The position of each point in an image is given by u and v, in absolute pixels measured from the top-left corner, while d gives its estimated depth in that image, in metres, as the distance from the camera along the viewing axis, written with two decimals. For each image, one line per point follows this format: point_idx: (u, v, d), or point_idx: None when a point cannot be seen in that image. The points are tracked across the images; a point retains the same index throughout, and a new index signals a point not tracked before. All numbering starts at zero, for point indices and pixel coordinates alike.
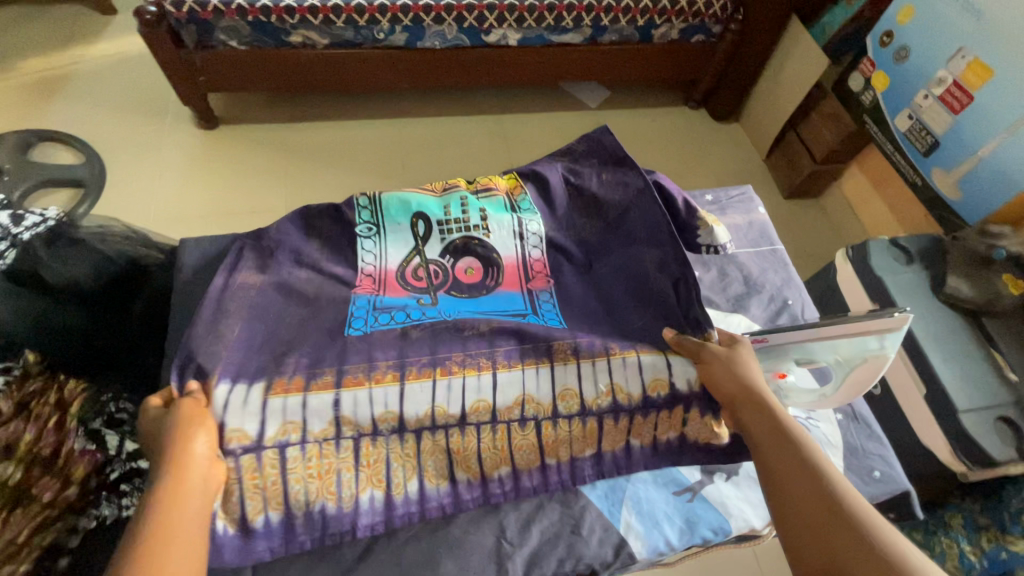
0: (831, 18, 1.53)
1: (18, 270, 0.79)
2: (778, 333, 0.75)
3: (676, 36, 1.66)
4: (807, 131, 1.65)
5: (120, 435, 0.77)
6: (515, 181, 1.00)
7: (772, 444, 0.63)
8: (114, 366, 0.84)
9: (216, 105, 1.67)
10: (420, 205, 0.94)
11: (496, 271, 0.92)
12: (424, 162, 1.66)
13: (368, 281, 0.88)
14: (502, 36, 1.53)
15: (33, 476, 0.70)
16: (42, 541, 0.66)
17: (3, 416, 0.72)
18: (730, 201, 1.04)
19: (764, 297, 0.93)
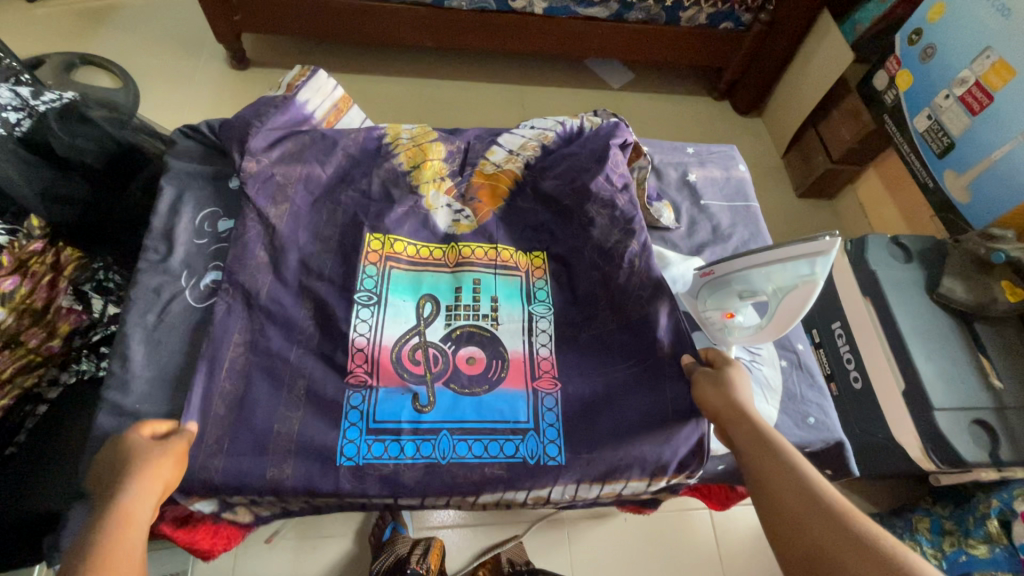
0: (864, 14, 1.51)
1: (31, 139, 0.78)
2: (720, 265, 0.70)
3: (703, 21, 1.65)
4: (826, 129, 1.63)
5: (104, 301, 0.90)
6: (540, 263, 0.86)
7: (765, 462, 0.60)
8: (103, 241, 0.89)
9: (249, 47, 1.73)
10: (431, 285, 0.82)
11: (500, 364, 0.77)
12: (442, 123, 1.71)
13: (359, 364, 0.74)
14: (528, 3, 1.55)
15: (24, 324, 0.78)
16: (22, 382, 0.79)
17: (10, 267, 0.74)
18: (711, 155, 1.02)
19: (729, 248, 0.91)
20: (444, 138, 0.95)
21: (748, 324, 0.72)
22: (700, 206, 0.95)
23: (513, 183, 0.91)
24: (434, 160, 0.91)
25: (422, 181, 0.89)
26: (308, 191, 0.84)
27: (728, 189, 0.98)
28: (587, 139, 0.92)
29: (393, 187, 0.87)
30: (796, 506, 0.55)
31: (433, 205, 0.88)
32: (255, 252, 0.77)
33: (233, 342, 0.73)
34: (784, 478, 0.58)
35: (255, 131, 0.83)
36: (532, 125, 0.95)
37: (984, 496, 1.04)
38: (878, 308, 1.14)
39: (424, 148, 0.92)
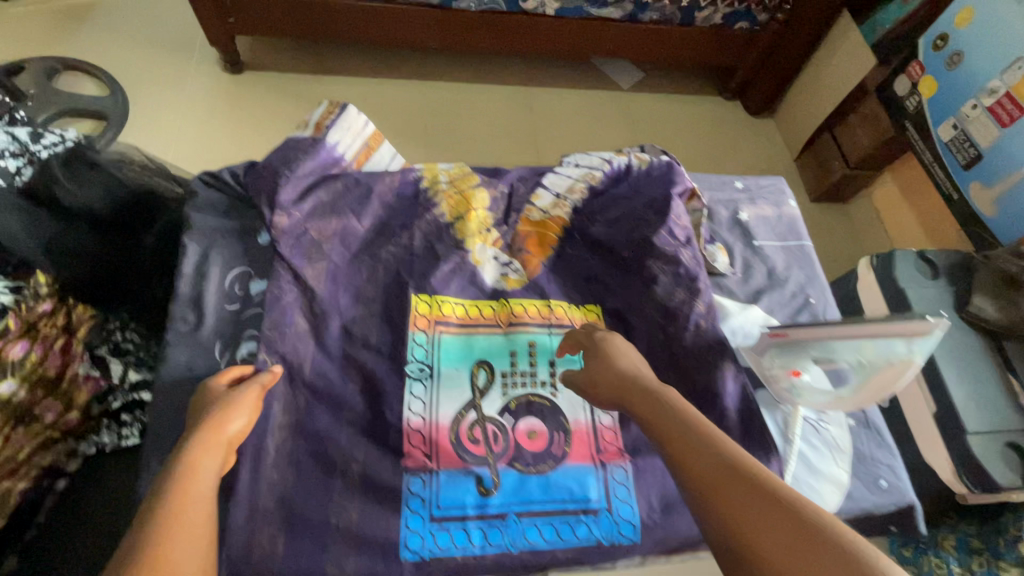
0: (883, 16, 1.46)
1: (34, 188, 0.77)
2: (796, 329, 0.74)
3: (719, 21, 1.60)
4: (842, 133, 1.60)
5: (124, 365, 0.82)
6: (594, 315, 0.82)
7: (675, 435, 0.56)
8: (119, 293, 0.83)
9: (243, 49, 1.64)
10: (484, 349, 0.78)
11: (563, 437, 0.74)
12: (448, 130, 1.64)
13: (416, 445, 0.71)
14: (540, 4, 1.48)
15: (37, 396, 0.73)
16: (41, 462, 0.74)
17: (15, 331, 0.70)
18: (760, 191, 1.00)
19: (787, 293, 0.88)
20: (487, 184, 0.90)
21: (819, 390, 0.75)
22: (753, 246, 0.92)
23: (562, 232, 0.87)
24: (479, 209, 0.87)
25: (468, 233, 0.84)
26: (346, 247, 0.79)
27: (781, 227, 0.95)
28: (633, 181, 0.91)
29: (438, 241, 0.83)
30: (717, 476, 0.51)
31: (480, 259, 0.84)
32: (294, 319, 0.73)
33: (277, 425, 0.68)
34: (699, 447, 0.53)
35: (286, 181, 0.78)
36: (577, 165, 0.91)
37: (1014, 518, 1.05)
38: None
39: (468, 195, 0.87)
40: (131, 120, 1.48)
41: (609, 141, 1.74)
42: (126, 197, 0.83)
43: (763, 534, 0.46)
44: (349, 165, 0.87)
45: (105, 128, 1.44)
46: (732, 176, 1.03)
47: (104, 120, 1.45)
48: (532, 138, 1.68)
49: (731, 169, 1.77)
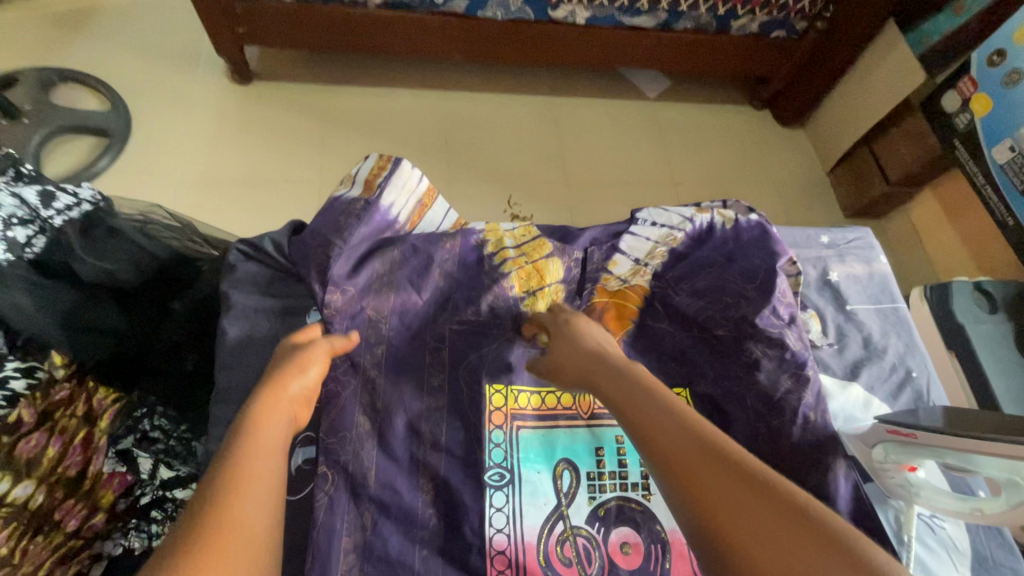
0: (932, 26, 1.40)
1: (49, 260, 0.75)
2: (926, 433, 0.64)
3: (755, 30, 1.52)
4: (882, 149, 1.54)
5: (152, 459, 0.79)
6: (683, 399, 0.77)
7: (635, 409, 0.53)
8: (148, 372, 0.81)
9: (251, 57, 1.55)
10: (566, 447, 0.74)
11: (661, 551, 0.68)
12: (469, 144, 1.56)
13: (501, 569, 0.65)
14: (569, 12, 1.40)
15: (57, 499, 0.73)
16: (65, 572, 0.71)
17: (27, 426, 0.73)
18: (848, 247, 0.93)
19: (887, 366, 0.81)
20: (560, 251, 0.84)
21: (945, 493, 0.66)
22: (845, 310, 0.86)
23: (642, 305, 0.81)
24: (551, 284, 0.81)
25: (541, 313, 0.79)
26: (405, 324, 0.76)
27: (874, 289, 0.88)
28: (718, 245, 0.84)
29: (507, 316, 0.79)
30: (691, 453, 0.48)
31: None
32: (354, 417, 0.69)
33: (344, 548, 0.63)
34: (670, 421, 0.51)
35: (337, 255, 0.73)
36: (657, 225, 0.85)
37: None
38: (967, 368, 1.07)
39: (541, 267, 0.81)
40: (135, 135, 1.39)
41: (636, 153, 1.66)
42: (153, 268, 0.81)
43: (742, 514, 0.44)
44: (401, 228, 0.82)
45: (108, 145, 1.36)
46: (816, 228, 0.96)
47: (107, 137, 1.36)
48: (558, 152, 1.60)
49: (763, 184, 1.70)
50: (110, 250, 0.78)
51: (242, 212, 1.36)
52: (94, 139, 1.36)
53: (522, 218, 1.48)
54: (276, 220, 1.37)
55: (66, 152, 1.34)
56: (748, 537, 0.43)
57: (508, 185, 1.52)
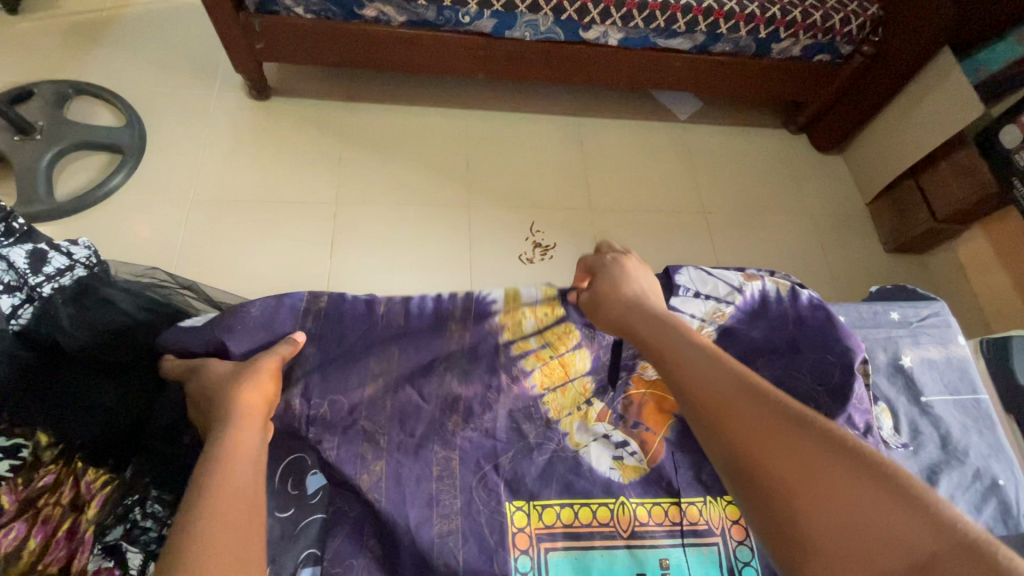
0: (989, 55, 1.32)
1: (36, 334, 0.75)
2: None
3: (796, 53, 1.44)
4: (929, 181, 1.44)
5: (143, 554, 0.66)
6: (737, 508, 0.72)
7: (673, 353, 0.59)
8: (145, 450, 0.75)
9: (269, 73, 1.50)
10: (603, 570, 0.68)
11: None
12: (491, 166, 1.50)
13: None
14: (601, 34, 1.33)
15: None
16: None
17: (7, 516, 0.67)
18: (921, 323, 0.87)
19: (967, 471, 0.75)
20: (591, 337, 0.76)
21: None
22: (920, 404, 0.80)
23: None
24: (576, 380, 0.76)
25: (562, 412, 0.76)
26: (407, 432, 0.72)
27: (950, 376, 0.82)
28: (775, 323, 0.80)
29: (525, 421, 0.75)
30: (732, 399, 0.52)
31: (581, 442, 0.75)
32: (362, 542, 0.69)
33: None
34: (710, 368, 0.55)
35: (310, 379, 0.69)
36: (706, 298, 0.78)
37: None
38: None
39: (567, 362, 0.75)
40: (149, 152, 1.36)
41: (665, 179, 1.58)
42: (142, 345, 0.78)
43: (779, 451, 0.47)
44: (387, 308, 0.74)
45: (121, 162, 1.32)
46: (884, 301, 0.90)
47: (120, 153, 1.33)
48: (583, 176, 1.54)
49: (798, 214, 1.61)
50: (89, 318, 0.76)
51: (253, 235, 1.31)
52: (109, 156, 1.33)
53: (543, 246, 1.42)
54: (287, 243, 1.31)
55: (77, 168, 1.31)
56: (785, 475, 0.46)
57: (529, 211, 1.46)
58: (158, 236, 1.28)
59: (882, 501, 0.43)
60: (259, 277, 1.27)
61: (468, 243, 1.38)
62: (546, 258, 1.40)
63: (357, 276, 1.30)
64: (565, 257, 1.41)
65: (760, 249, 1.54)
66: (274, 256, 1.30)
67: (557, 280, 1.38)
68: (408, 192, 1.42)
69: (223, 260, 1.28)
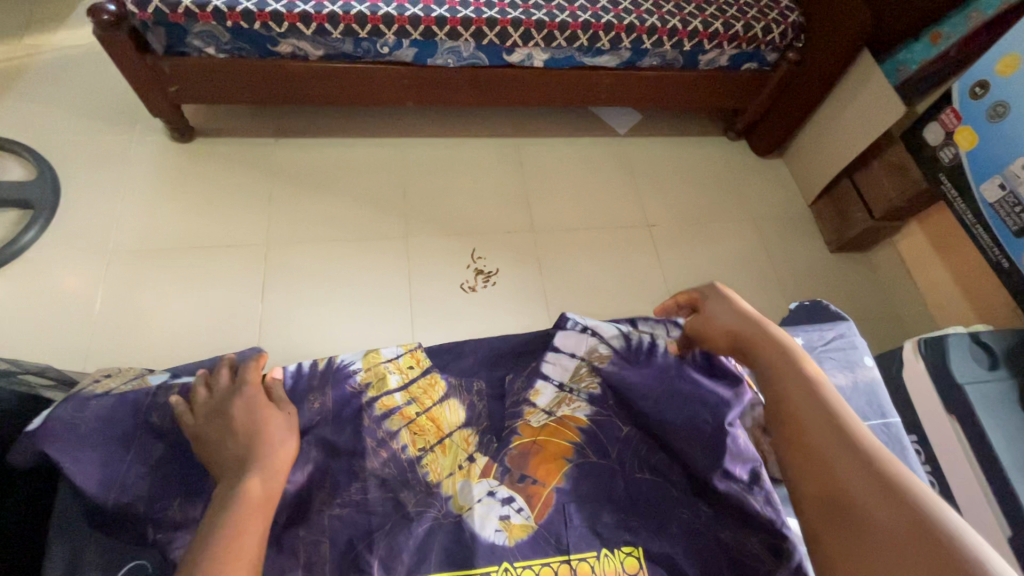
0: (908, 55, 1.33)
1: None
2: None
3: (724, 63, 1.45)
4: (864, 181, 1.46)
5: None
6: (637, 561, 0.61)
7: (774, 373, 0.62)
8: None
9: (193, 114, 1.46)
10: None
11: None
12: (429, 193, 1.47)
13: None
14: (526, 56, 1.31)
15: None
16: None
17: None
18: (826, 348, 0.82)
19: None
20: (457, 389, 0.79)
21: None
22: None
23: (579, 437, 0.71)
24: (453, 434, 0.74)
25: (443, 473, 0.70)
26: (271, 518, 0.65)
27: (859, 401, 0.77)
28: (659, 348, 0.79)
29: (403, 489, 0.68)
30: (822, 440, 0.54)
31: (464, 504, 0.66)
32: None
33: None
34: (810, 402, 0.58)
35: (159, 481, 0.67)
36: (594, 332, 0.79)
37: None
38: (968, 431, 0.97)
39: (435, 416, 0.75)
40: (65, 204, 1.30)
41: (607, 195, 1.57)
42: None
43: (854, 487, 0.50)
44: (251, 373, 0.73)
45: (32, 218, 1.26)
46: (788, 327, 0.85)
47: (30, 209, 1.26)
48: (523, 197, 1.52)
49: (741, 221, 1.61)
50: None
51: (177, 284, 1.25)
52: (18, 212, 1.26)
53: (485, 273, 1.39)
54: (215, 290, 1.26)
55: None
56: (855, 522, 0.48)
57: (469, 237, 1.43)
58: (71, 294, 1.21)
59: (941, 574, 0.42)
60: (184, 328, 1.21)
61: (407, 275, 1.35)
62: (488, 285, 1.37)
63: (290, 319, 1.25)
64: (509, 283, 1.38)
65: (705, 258, 1.53)
66: (198, 304, 1.24)
67: (499, 307, 1.34)
68: (342, 227, 1.38)
69: (143, 314, 1.21)
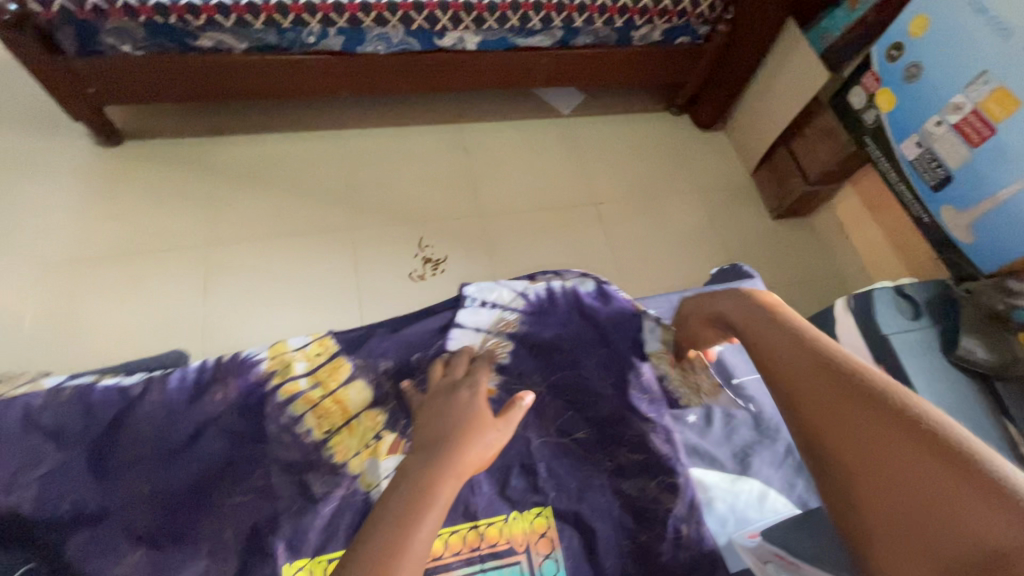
0: (830, 22, 1.36)
1: None
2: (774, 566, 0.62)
3: (658, 39, 1.46)
4: (799, 147, 1.50)
5: None
6: (545, 520, 0.77)
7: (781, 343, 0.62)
8: None
9: (120, 116, 1.40)
10: None
11: None
12: (372, 185, 1.45)
13: None
14: (458, 39, 1.30)
15: None
16: None
17: None
18: None
19: (781, 447, 0.83)
20: (364, 369, 0.82)
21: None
22: (735, 385, 0.86)
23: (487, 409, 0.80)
24: (359, 415, 0.81)
25: (349, 454, 0.79)
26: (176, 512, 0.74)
27: None
28: (562, 319, 0.85)
29: (308, 473, 0.78)
30: (829, 392, 0.55)
31: (371, 483, 0.78)
32: None
33: None
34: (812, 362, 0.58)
35: (48, 484, 0.71)
36: (495, 305, 0.83)
37: None
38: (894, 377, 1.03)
39: (340, 400, 0.80)
40: None
41: (553, 175, 1.58)
42: None
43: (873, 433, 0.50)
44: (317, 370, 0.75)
45: None
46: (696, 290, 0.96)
47: None
48: (469, 183, 1.51)
49: (686, 194, 1.64)
50: None
51: (113, 294, 1.22)
52: None
53: (434, 261, 1.38)
54: (153, 297, 1.22)
55: None
56: (873, 464, 0.49)
57: (416, 226, 1.42)
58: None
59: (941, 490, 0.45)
60: (121, 336, 1.18)
61: (354, 267, 1.34)
62: (437, 273, 1.37)
63: (235, 321, 1.23)
64: (458, 270, 1.38)
65: (651, 232, 1.56)
66: (136, 312, 1.21)
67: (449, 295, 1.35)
68: (285, 224, 1.36)
69: (76, 325, 1.17)
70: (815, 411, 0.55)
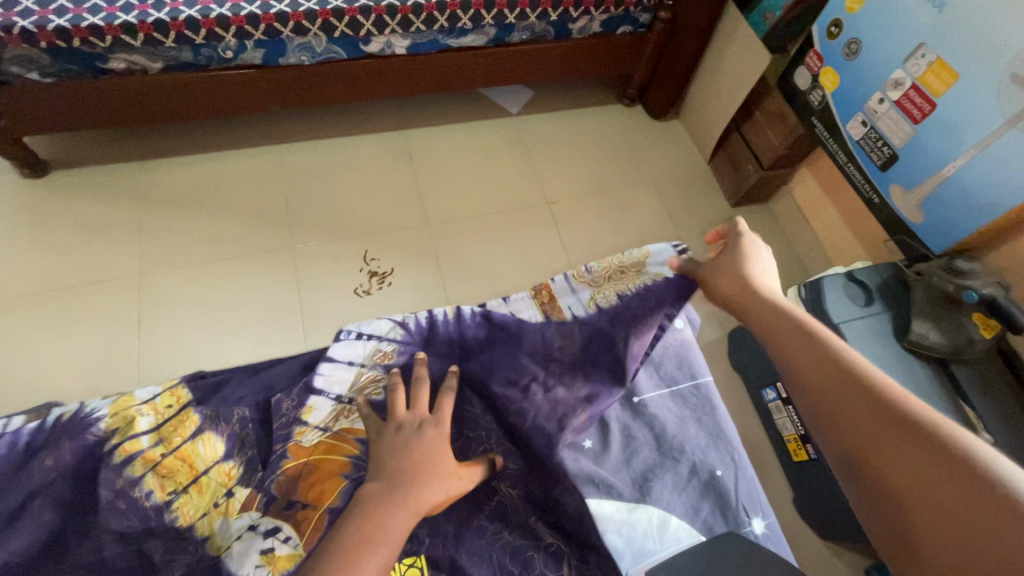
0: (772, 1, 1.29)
1: None
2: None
3: (598, 29, 1.42)
4: (751, 132, 1.47)
5: None
6: (419, 570, 0.75)
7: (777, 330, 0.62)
8: None
9: (44, 146, 1.35)
10: None
11: None
12: (313, 199, 1.41)
13: None
14: (386, 44, 1.26)
15: None
16: None
17: None
18: None
19: (682, 470, 0.82)
20: (213, 421, 0.82)
21: None
22: (635, 404, 0.88)
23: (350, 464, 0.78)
24: (210, 471, 0.78)
25: (195, 516, 0.75)
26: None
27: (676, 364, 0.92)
28: (443, 350, 0.88)
29: (147, 540, 0.73)
30: (827, 384, 0.55)
31: (222, 546, 0.73)
32: None
33: None
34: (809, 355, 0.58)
35: None
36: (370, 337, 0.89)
37: None
38: None
39: (184, 455, 0.78)
40: None
41: (502, 176, 1.54)
42: None
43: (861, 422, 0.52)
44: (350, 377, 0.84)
45: None
46: None
47: None
48: (414, 191, 1.47)
49: (642, 187, 1.60)
50: None
51: (40, 332, 1.17)
52: None
53: (380, 274, 1.34)
54: (83, 332, 1.18)
55: None
56: (866, 448, 0.51)
57: (361, 239, 1.38)
58: None
59: (942, 462, 0.46)
60: (49, 376, 1.13)
61: (296, 285, 1.30)
62: (384, 286, 1.33)
63: (171, 351, 1.18)
64: (405, 281, 1.34)
65: (606, 228, 1.51)
66: (65, 349, 1.16)
67: (396, 309, 1.30)
68: (223, 246, 1.31)
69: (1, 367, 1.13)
70: (816, 396, 0.56)
